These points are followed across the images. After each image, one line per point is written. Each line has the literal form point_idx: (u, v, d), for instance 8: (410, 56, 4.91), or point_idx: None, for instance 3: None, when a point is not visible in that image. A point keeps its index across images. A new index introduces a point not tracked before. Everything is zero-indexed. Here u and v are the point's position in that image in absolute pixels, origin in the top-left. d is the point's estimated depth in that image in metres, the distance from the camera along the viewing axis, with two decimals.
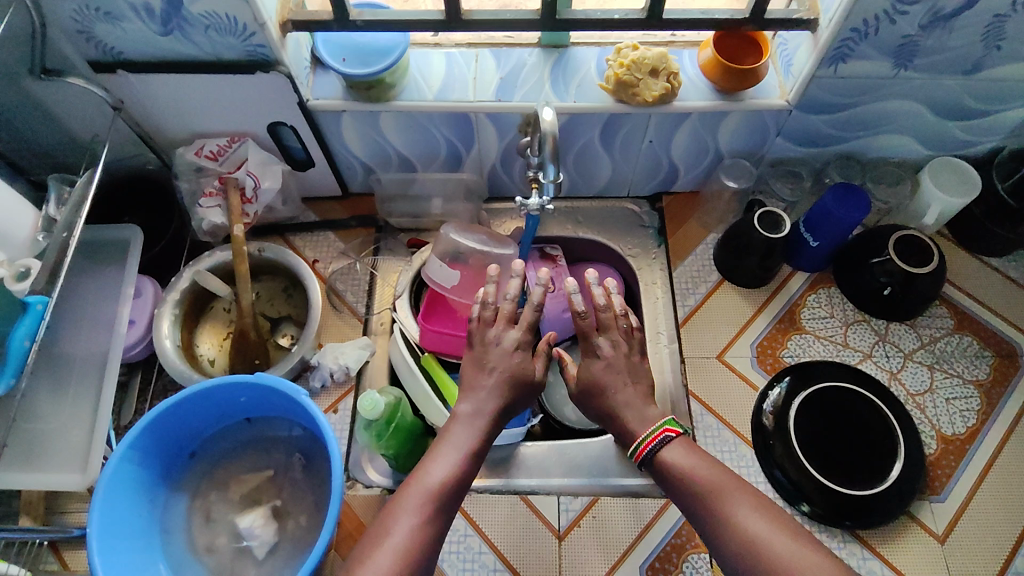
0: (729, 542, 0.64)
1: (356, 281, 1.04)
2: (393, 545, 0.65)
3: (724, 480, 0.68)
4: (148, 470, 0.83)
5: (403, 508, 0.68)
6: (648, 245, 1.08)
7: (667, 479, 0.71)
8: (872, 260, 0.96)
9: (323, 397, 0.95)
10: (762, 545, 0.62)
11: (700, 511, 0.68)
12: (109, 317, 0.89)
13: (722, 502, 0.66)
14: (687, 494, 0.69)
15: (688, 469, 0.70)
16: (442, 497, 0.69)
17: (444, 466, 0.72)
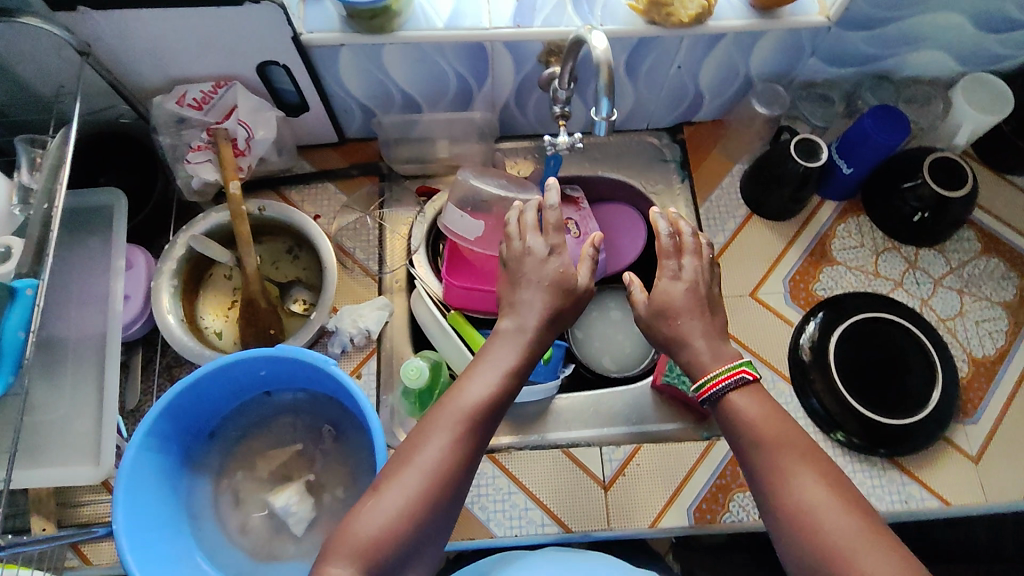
0: (784, 508, 0.59)
1: (366, 237, 0.96)
2: (423, 463, 0.60)
3: (790, 445, 0.62)
4: (167, 457, 0.77)
5: (435, 425, 0.63)
6: (671, 180, 1.04)
7: (731, 426, 0.65)
8: (905, 186, 0.93)
9: (344, 363, 0.90)
10: (814, 522, 0.56)
11: (756, 469, 0.62)
12: (101, 294, 0.80)
13: (782, 467, 0.60)
14: (750, 447, 0.63)
15: (755, 424, 0.63)
16: (479, 417, 0.64)
17: (485, 382, 0.66)
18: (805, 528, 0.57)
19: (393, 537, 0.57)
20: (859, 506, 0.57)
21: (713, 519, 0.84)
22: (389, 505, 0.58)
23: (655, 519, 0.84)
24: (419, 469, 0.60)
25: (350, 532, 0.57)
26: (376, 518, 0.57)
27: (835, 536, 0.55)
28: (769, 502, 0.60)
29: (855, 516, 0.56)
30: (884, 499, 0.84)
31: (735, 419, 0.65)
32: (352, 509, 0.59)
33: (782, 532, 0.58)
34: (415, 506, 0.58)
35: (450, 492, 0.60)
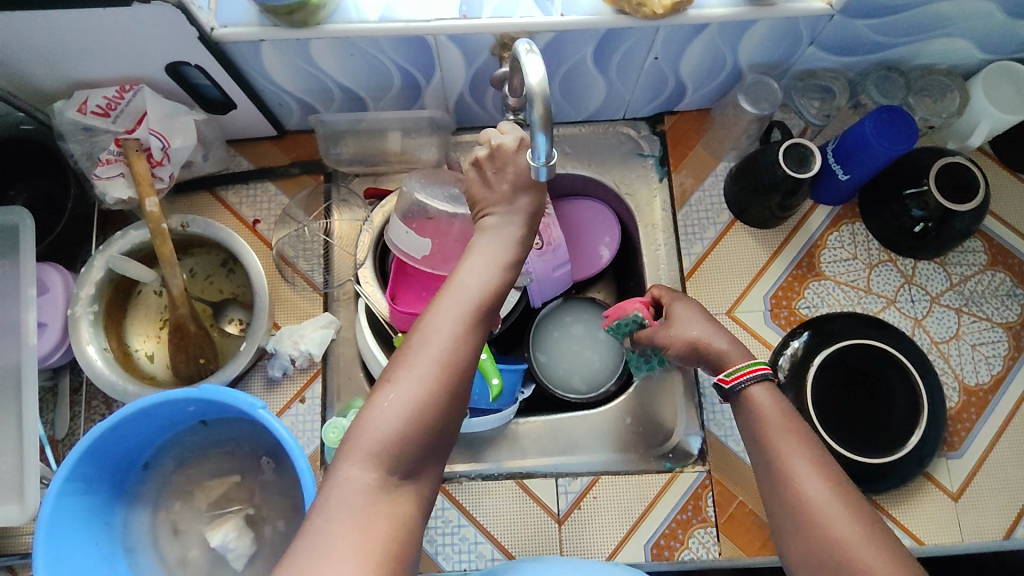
0: (790, 509, 0.58)
1: (309, 246, 0.88)
2: (432, 351, 0.57)
3: (801, 445, 0.60)
4: (96, 495, 0.73)
5: (440, 312, 0.59)
6: (648, 178, 0.94)
7: (747, 424, 0.64)
8: (908, 192, 0.83)
9: (286, 387, 0.84)
10: (823, 520, 0.55)
11: (763, 468, 0.61)
12: (13, 323, 0.74)
13: (786, 466, 0.59)
14: (760, 445, 0.62)
15: (768, 422, 0.62)
16: (481, 304, 0.61)
17: (483, 268, 0.63)
18: (812, 527, 0.56)
19: (411, 429, 0.54)
20: (870, 513, 0.56)
21: (671, 555, 0.79)
22: (403, 398, 0.55)
23: (610, 554, 0.80)
24: (428, 357, 0.56)
25: (363, 430, 0.54)
26: (390, 415, 0.54)
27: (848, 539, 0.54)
28: (778, 499, 0.59)
29: (863, 522, 0.55)
30: None
31: (752, 419, 0.64)
32: (361, 408, 0.56)
33: (791, 528, 0.57)
34: (431, 397, 0.55)
35: (461, 383, 0.57)
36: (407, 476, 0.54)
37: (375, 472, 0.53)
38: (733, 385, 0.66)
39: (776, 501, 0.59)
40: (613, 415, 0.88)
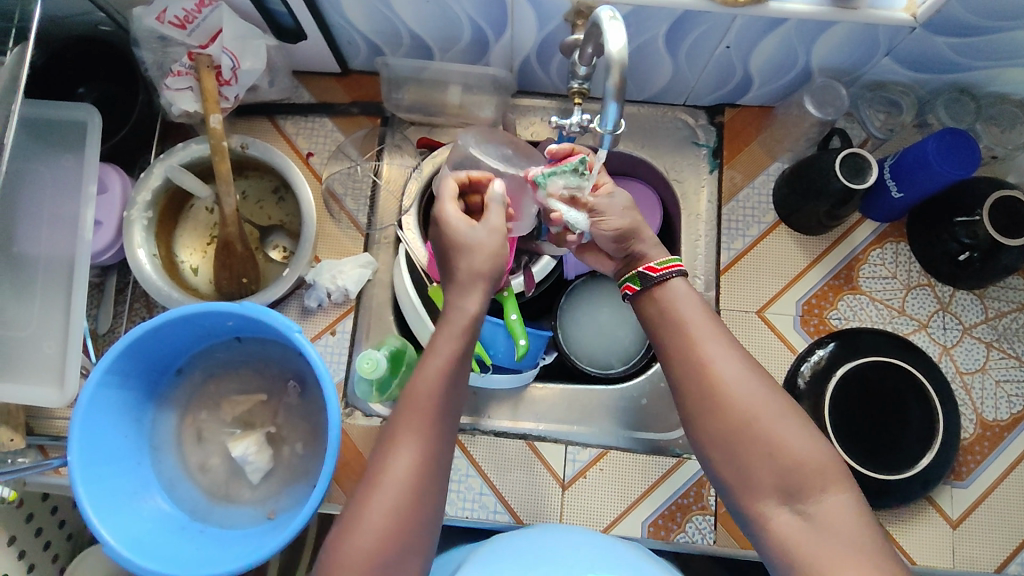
0: (700, 394, 0.60)
1: (358, 184, 0.91)
2: (393, 481, 0.56)
3: (712, 335, 0.62)
4: (130, 391, 0.76)
5: (403, 435, 0.58)
6: (699, 168, 0.94)
7: (660, 322, 0.65)
8: (958, 220, 0.83)
9: (319, 318, 0.87)
10: (733, 398, 0.58)
11: (678, 360, 0.62)
12: (72, 216, 0.77)
13: (700, 354, 0.61)
14: (670, 338, 0.64)
15: (675, 312, 0.64)
16: (441, 409, 0.59)
17: (432, 369, 0.61)
18: (723, 407, 0.58)
19: (386, 558, 0.54)
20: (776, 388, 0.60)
21: (666, 535, 0.81)
22: (373, 526, 0.54)
23: (608, 525, 0.82)
24: (395, 488, 0.56)
25: (335, 558, 0.54)
26: (365, 540, 0.54)
27: (758, 412, 0.57)
28: (685, 387, 0.61)
29: (769, 394, 0.59)
30: None
31: (661, 309, 0.66)
32: (332, 538, 0.55)
33: (702, 413, 0.60)
34: (403, 519, 0.55)
35: (427, 497, 0.57)
36: None
37: None
38: (661, 275, 0.67)
39: (688, 393, 0.61)
40: (628, 394, 0.89)
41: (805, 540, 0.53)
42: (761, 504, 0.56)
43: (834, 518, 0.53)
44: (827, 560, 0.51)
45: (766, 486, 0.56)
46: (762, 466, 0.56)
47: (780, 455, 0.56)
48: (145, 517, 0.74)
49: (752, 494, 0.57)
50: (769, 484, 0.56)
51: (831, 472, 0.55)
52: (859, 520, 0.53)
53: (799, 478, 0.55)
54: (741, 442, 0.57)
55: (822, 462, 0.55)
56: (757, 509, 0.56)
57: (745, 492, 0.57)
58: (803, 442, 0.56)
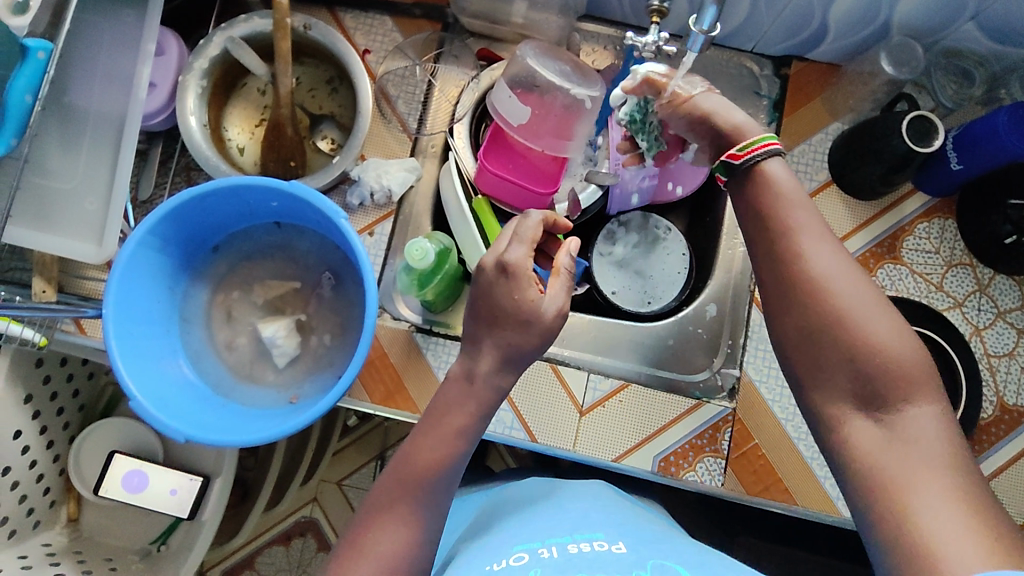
0: (791, 287, 0.58)
1: (412, 87, 0.89)
2: (380, 552, 0.55)
3: (810, 226, 0.59)
4: (169, 257, 0.76)
5: (390, 506, 0.58)
6: (757, 119, 0.93)
7: (752, 206, 0.62)
8: (1011, 202, 0.82)
9: (359, 217, 0.86)
10: (830, 292, 0.56)
11: (772, 247, 0.60)
12: (127, 73, 0.77)
13: (796, 243, 0.58)
14: (762, 226, 0.61)
15: (775, 198, 0.61)
16: (431, 480, 0.60)
17: (431, 445, 0.61)
18: (818, 299, 0.56)
19: None
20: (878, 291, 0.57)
21: (676, 472, 0.81)
22: None
23: (620, 455, 0.82)
24: (376, 562, 0.55)
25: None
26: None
27: (851, 309, 0.55)
28: (778, 277, 0.59)
29: (868, 292, 0.56)
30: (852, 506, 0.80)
31: (759, 201, 0.62)
32: None
33: (793, 308, 0.57)
34: None
35: None
36: None
37: None
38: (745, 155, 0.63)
39: (777, 283, 0.59)
40: (656, 333, 0.89)
41: (878, 446, 0.52)
42: (837, 403, 0.55)
43: (916, 423, 0.51)
44: (901, 461, 0.50)
45: (834, 380, 0.55)
46: (843, 368, 0.54)
47: (868, 357, 0.53)
48: (171, 380, 0.74)
49: (826, 393, 0.56)
50: (846, 384, 0.54)
51: (920, 373, 0.53)
52: (945, 427, 0.51)
53: (885, 380, 0.52)
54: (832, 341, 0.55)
55: (911, 361, 0.53)
56: (834, 410, 0.55)
57: (820, 387, 0.56)
58: (896, 339, 0.54)
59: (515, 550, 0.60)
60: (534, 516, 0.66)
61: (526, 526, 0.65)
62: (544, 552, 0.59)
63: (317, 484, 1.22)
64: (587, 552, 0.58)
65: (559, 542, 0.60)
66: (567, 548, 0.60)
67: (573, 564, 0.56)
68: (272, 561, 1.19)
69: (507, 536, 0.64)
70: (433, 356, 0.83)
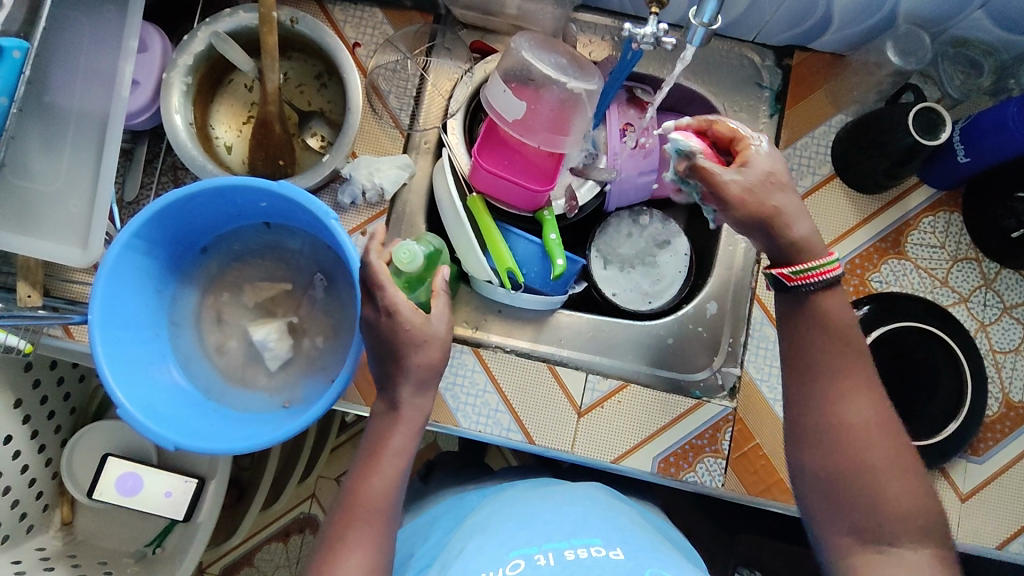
0: (817, 421, 0.57)
1: (404, 82, 0.87)
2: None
3: (854, 370, 0.57)
4: (156, 260, 0.74)
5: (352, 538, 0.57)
6: (759, 111, 0.91)
7: (795, 331, 0.59)
8: (1019, 195, 0.79)
9: (350, 216, 0.84)
10: (857, 442, 0.55)
11: (807, 385, 0.58)
12: (109, 71, 0.74)
13: (835, 390, 0.57)
14: (803, 359, 0.59)
15: (829, 324, 0.58)
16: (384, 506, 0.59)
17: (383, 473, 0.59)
18: (845, 446, 0.56)
19: None
20: (901, 441, 0.57)
21: (676, 474, 0.80)
22: None
23: (619, 457, 0.81)
24: None
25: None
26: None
27: (876, 463, 0.55)
28: (805, 413, 0.58)
29: (893, 446, 0.56)
30: None
31: (806, 327, 0.59)
32: None
33: (813, 445, 0.57)
34: None
35: None
36: None
37: None
38: (799, 283, 0.58)
39: (800, 417, 0.59)
40: (656, 331, 0.87)
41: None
42: (840, 538, 0.56)
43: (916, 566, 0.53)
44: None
45: (848, 520, 0.55)
46: (855, 511, 0.55)
47: (880, 503, 0.54)
48: (159, 385, 0.73)
49: (835, 526, 0.56)
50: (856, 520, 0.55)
51: (923, 531, 0.54)
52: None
53: (891, 529, 0.54)
54: (849, 486, 0.55)
55: (917, 519, 0.54)
56: (841, 544, 0.56)
57: (829, 521, 0.56)
58: (907, 494, 0.55)
59: (510, 556, 0.59)
60: (530, 516, 0.66)
61: (521, 527, 0.64)
62: (540, 559, 0.58)
63: (315, 481, 1.20)
64: (583, 559, 0.58)
65: (555, 546, 0.60)
66: (564, 552, 0.59)
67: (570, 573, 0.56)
68: (270, 558, 1.18)
69: (499, 537, 0.63)
70: None
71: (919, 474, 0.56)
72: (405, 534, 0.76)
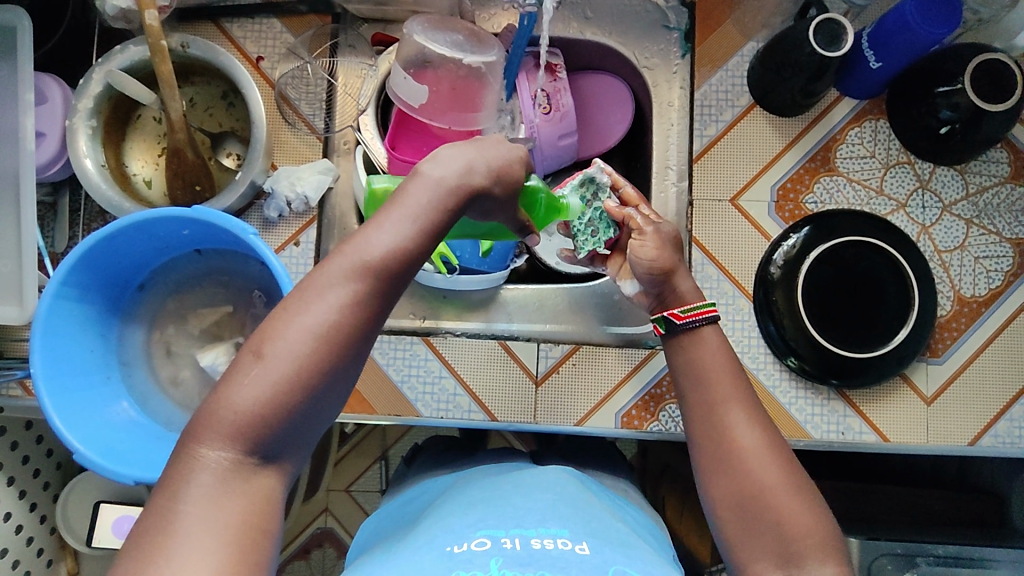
0: (717, 454, 0.62)
1: (311, 87, 0.86)
2: (302, 331, 0.50)
3: (733, 395, 0.64)
4: (93, 304, 0.75)
5: (336, 276, 0.51)
6: (670, 54, 0.90)
7: (682, 371, 0.67)
8: (939, 90, 0.78)
9: (280, 229, 0.84)
10: (746, 467, 0.60)
11: (698, 403, 0.65)
12: (12, 128, 0.75)
13: (720, 415, 0.63)
14: (693, 389, 0.66)
15: (710, 370, 0.66)
16: (378, 282, 0.52)
17: (375, 239, 0.53)
18: (739, 471, 0.60)
19: (272, 408, 0.49)
20: (788, 459, 0.61)
21: (640, 425, 0.81)
22: (270, 375, 0.49)
23: (581, 418, 0.82)
24: (297, 336, 0.50)
25: (172, 503, 0.47)
26: (207, 484, 0.48)
27: (767, 487, 0.59)
28: (705, 450, 0.63)
29: (781, 468, 0.60)
30: (821, 427, 0.81)
31: (688, 340, 0.68)
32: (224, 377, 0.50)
33: (712, 471, 0.62)
34: (307, 366, 0.50)
35: (331, 383, 0.51)
36: (270, 459, 0.50)
37: (232, 450, 0.49)
38: (687, 321, 0.67)
39: (701, 452, 0.63)
40: (600, 290, 0.88)
41: None
42: (756, 565, 0.57)
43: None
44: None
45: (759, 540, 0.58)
46: (764, 535, 0.58)
47: (779, 525, 0.57)
48: (115, 424, 0.74)
49: (750, 554, 0.58)
50: (768, 551, 0.57)
51: (827, 545, 0.56)
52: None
53: (797, 548, 0.56)
54: (750, 512, 0.59)
55: (820, 534, 0.57)
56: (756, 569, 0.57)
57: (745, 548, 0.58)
58: (806, 516, 0.57)
59: (478, 533, 0.59)
60: (490, 500, 0.66)
61: (487, 512, 0.63)
62: (507, 541, 0.57)
63: (325, 495, 1.21)
64: (550, 550, 0.56)
65: (523, 533, 0.58)
66: (532, 540, 0.58)
67: (535, 561, 0.55)
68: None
69: (468, 517, 0.62)
70: (380, 353, 0.82)
71: (815, 497, 0.59)
72: (375, 516, 0.77)
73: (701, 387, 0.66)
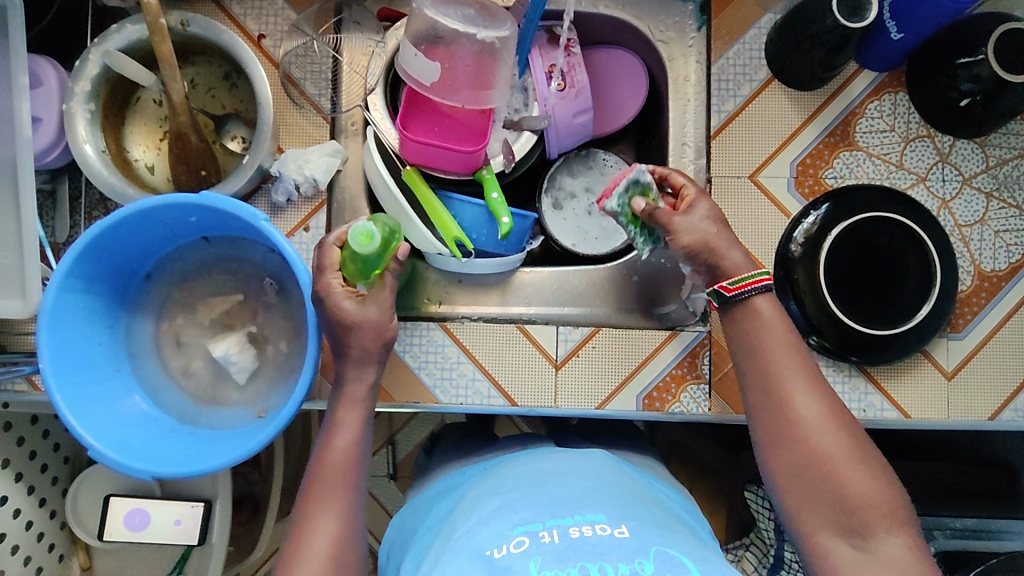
0: (779, 427, 0.60)
1: (317, 66, 0.83)
2: (318, 547, 0.60)
3: (793, 363, 0.62)
4: (98, 295, 0.73)
5: (328, 497, 0.63)
6: (686, 27, 0.88)
7: (738, 341, 0.64)
8: (961, 61, 0.77)
9: (289, 214, 0.81)
10: (809, 438, 0.59)
11: (750, 371, 0.63)
12: (6, 112, 0.71)
13: (782, 381, 0.61)
14: (748, 361, 0.64)
15: (767, 338, 0.63)
16: (350, 468, 0.64)
17: (341, 442, 0.65)
18: (803, 443, 0.59)
19: None
20: (852, 431, 0.60)
21: (662, 407, 0.80)
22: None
23: (603, 401, 0.81)
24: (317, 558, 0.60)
25: None
26: None
27: (829, 457, 0.58)
28: (768, 418, 0.61)
29: (843, 439, 0.59)
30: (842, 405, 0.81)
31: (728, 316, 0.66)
32: None
33: (771, 443, 0.61)
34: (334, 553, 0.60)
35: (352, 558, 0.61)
36: None
37: None
38: (737, 293, 0.64)
39: (758, 423, 0.62)
40: (615, 271, 0.88)
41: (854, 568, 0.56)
42: (819, 534, 0.58)
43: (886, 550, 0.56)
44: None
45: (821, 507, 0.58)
46: (821, 503, 0.58)
47: (839, 496, 0.57)
48: (127, 419, 0.72)
49: (811, 522, 0.58)
50: (830, 520, 0.57)
51: (891, 512, 0.57)
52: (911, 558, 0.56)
53: (861, 516, 0.57)
54: (811, 481, 0.58)
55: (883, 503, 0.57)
56: (817, 538, 0.58)
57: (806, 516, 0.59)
58: (869, 486, 0.57)
59: (514, 533, 0.57)
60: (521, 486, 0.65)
61: (520, 498, 0.62)
62: (544, 536, 0.56)
63: None
64: (589, 537, 0.55)
65: (560, 523, 0.57)
66: (570, 530, 0.57)
67: (572, 554, 0.54)
68: None
69: (503, 508, 0.62)
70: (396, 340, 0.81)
71: (879, 467, 0.59)
72: (404, 513, 0.77)
73: (755, 354, 0.63)
